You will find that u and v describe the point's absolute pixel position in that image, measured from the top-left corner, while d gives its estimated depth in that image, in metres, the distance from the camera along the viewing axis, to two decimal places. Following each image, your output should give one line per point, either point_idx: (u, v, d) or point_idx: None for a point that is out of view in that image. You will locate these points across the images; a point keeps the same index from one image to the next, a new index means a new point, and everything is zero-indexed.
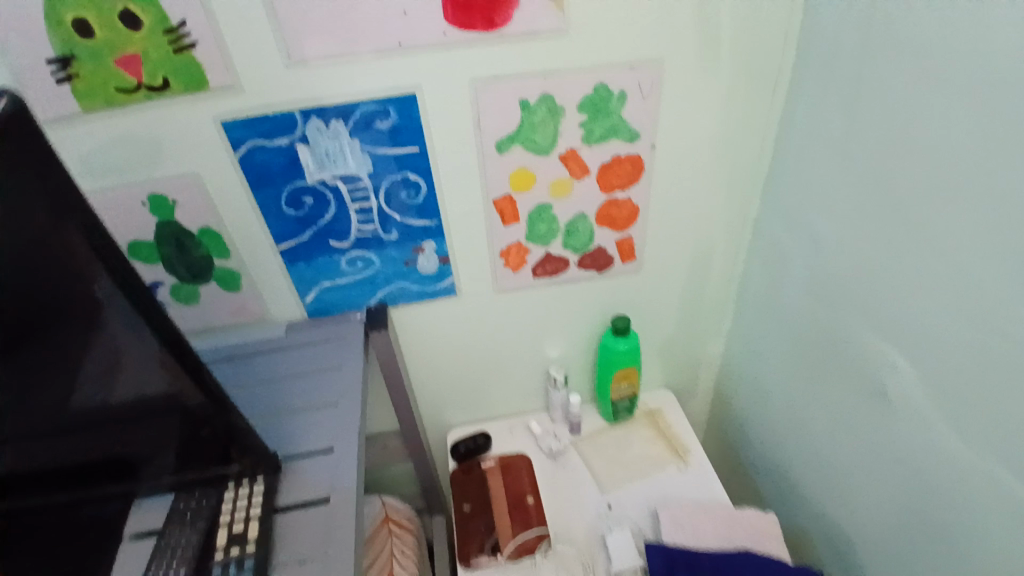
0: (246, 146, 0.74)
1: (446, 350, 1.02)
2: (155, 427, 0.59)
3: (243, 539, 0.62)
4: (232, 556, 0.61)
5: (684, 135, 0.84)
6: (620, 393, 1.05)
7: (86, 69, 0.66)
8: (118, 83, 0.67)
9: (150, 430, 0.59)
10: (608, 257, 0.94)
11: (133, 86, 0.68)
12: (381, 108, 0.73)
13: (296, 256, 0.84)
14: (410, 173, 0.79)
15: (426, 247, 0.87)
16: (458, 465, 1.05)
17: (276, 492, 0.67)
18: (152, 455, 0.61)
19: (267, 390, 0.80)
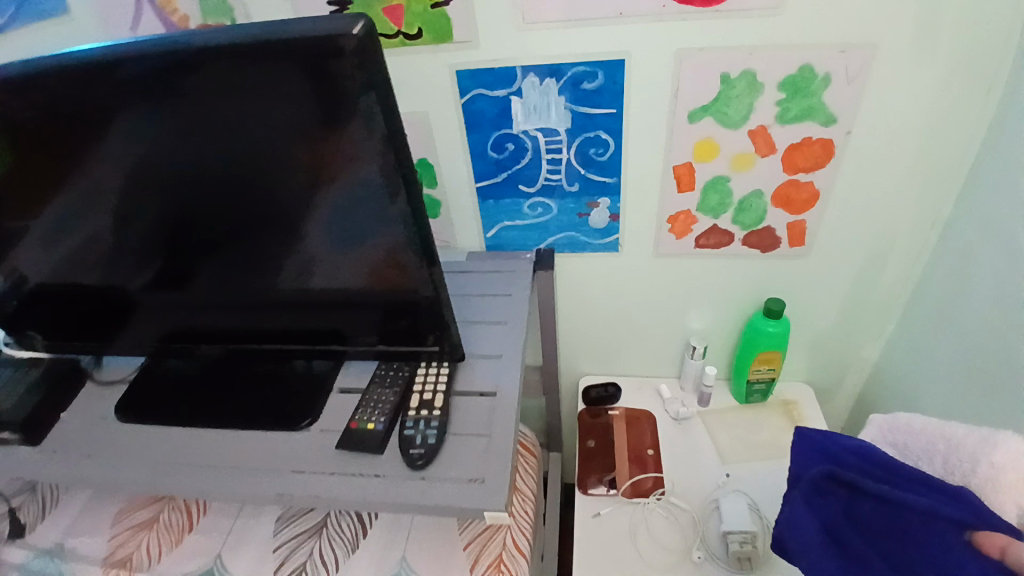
0: (469, 94, 0.86)
1: (595, 303, 1.11)
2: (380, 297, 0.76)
3: (431, 404, 0.75)
4: (422, 415, 0.74)
5: (883, 125, 0.82)
6: (759, 375, 1.07)
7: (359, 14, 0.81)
8: (382, 29, 0.82)
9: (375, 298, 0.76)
10: (775, 238, 0.95)
11: (393, 32, 0.82)
12: (590, 71, 0.82)
13: (488, 195, 0.97)
14: (602, 133, 0.87)
15: (600, 203, 0.95)
16: (587, 408, 1.14)
17: (455, 378, 0.80)
18: (369, 320, 0.78)
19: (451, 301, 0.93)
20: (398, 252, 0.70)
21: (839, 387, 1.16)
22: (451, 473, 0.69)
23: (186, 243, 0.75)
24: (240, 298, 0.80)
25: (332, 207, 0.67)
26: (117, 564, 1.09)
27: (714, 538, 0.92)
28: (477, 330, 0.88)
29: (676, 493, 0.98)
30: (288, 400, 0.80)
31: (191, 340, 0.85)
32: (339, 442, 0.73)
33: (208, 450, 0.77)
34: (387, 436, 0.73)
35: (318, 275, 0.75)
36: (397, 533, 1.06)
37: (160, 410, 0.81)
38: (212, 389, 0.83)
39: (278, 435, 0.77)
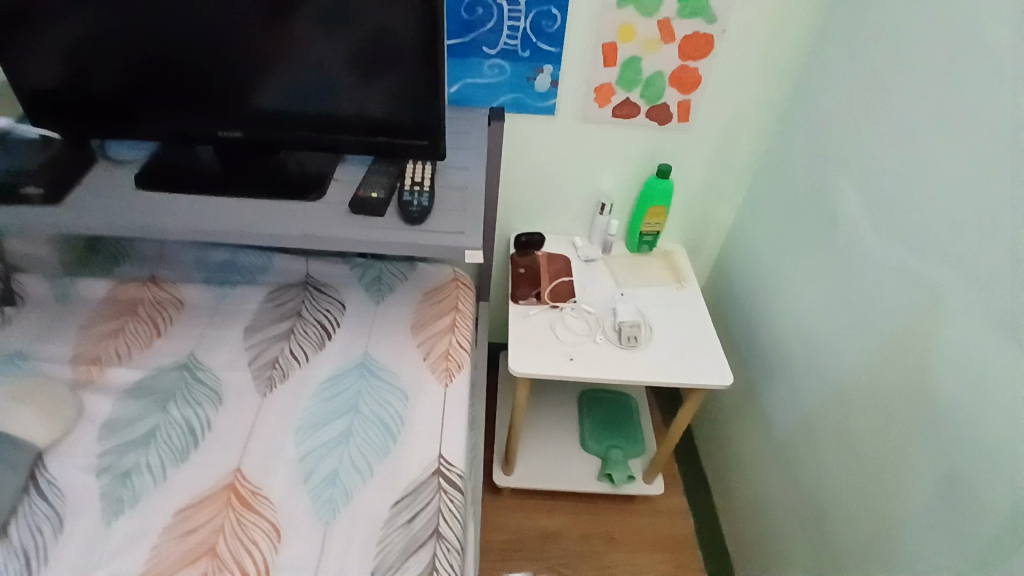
0: None
1: (530, 163, 1.37)
2: (382, 95, 0.95)
3: (420, 183, 0.97)
4: (414, 190, 0.95)
5: (743, 36, 1.17)
6: (649, 226, 1.41)
7: None
8: None
9: (378, 96, 0.95)
10: (668, 113, 1.27)
11: None
12: None
13: (455, 53, 1.19)
14: (552, 8, 1.13)
15: (545, 69, 1.20)
16: (517, 250, 1.42)
17: (435, 174, 1.01)
18: (369, 116, 0.97)
19: None
20: (404, 52, 0.91)
21: (704, 247, 1.54)
22: (441, 227, 0.92)
23: (218, 46, 0.91)
24: (253, 112, 0.97)
25: (351, 33, 0.89)
26: (86, 360, 1.18)
27: (611, 328, 1.26)
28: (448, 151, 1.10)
29: (585, 303, 1.31)
30: (295, 180, 0.99)
31: (197, 141, 1.00)
32: (349, 205, 0.93)
33: (231, 211, 0.93)
34: (387, 203, 0.94)
35: (329, 92, 0.95)
36: (359, 335, 1.28)
37: (182, 186, 0.96)
38: (225, 178, 1.00)
39: (287, 202, 0.95)
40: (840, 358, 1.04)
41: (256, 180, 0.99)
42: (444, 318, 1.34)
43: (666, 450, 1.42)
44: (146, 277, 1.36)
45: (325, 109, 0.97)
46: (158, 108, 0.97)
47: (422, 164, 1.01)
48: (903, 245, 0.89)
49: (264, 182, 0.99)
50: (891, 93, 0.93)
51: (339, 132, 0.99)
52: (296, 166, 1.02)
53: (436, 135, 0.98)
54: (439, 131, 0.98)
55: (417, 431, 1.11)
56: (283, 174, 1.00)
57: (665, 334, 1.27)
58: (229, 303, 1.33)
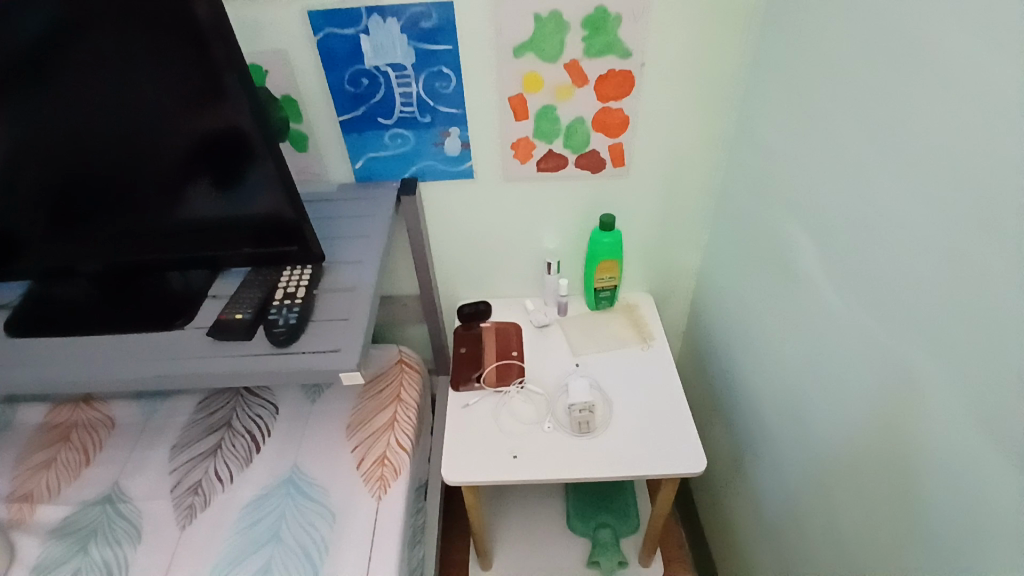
0: (322, 33, 0.98)
1: (462, 230, 1.25)
2: (245, 206, 0.85)
3: (291, 294, 0.86)
4: (285, 304, 0.84)
5: (667, 67, 1.02)
6: (602, 281, 1.26)
7: None
8: None
9: (241, 208, 0.85)
10: (600, 159, 1.13)
11: None
12: (423, 10, 0.95)
13: (351, 128, 1.08)
14: (443, 68, 1.01)
15: (451, 132, 1.08)
16: (461, 323, 1.29)
17: (319, 278, 0.91)
18: (236, 228, 0.88)
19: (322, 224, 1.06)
20: (255, 164, 0.80)
21: (672, 293, 1.38)
22: (313, 347, 0.80)
23: (59, 186, 0.82)
24: (146, 221, 0.87)
25: (194, 151, 0.80)
26: (18, 499, 1.11)
27: (561, 411, 1.10)
28: (343, 245, 1.00)
29: (534, 382, 1.16)
30: (166, 304, 0.89)
31: (77, 261, 0.90)
32: (210, 332, 0.82)
33: (89, 350, 0.83)
34: (253, 325, 0.83)
35: (225, 198, 0.84)
36: (290, 444, 1.16)
37: (43, 325, 0.87)
38: (108, 305, 0.91)
39: (151, 334, 0.85)
40: (825, 433, 0.88)
41: (126, 308, 0.90)
42: (383, 411, 1.21)
43: (654, 532, 1.25)
44: (80, 396, 1.29)
45: (189, 227, 0.88)
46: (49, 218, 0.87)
47: (301, 268, 0.91)
48: (872, 308, 0.73)
49: (132, 310, 0.89)
50: (833, 123, 0.77)
51: (209, 247, 0.89)
52: (171, 285, 0.92)
53: (310, 239, 0.88)
54: (313, 235, 0.87)
55: (345, 561, 0.98)
56: (154, 298, 0.90)
57: (629, 412, 1.10)
58: (157, 419, 1.24)
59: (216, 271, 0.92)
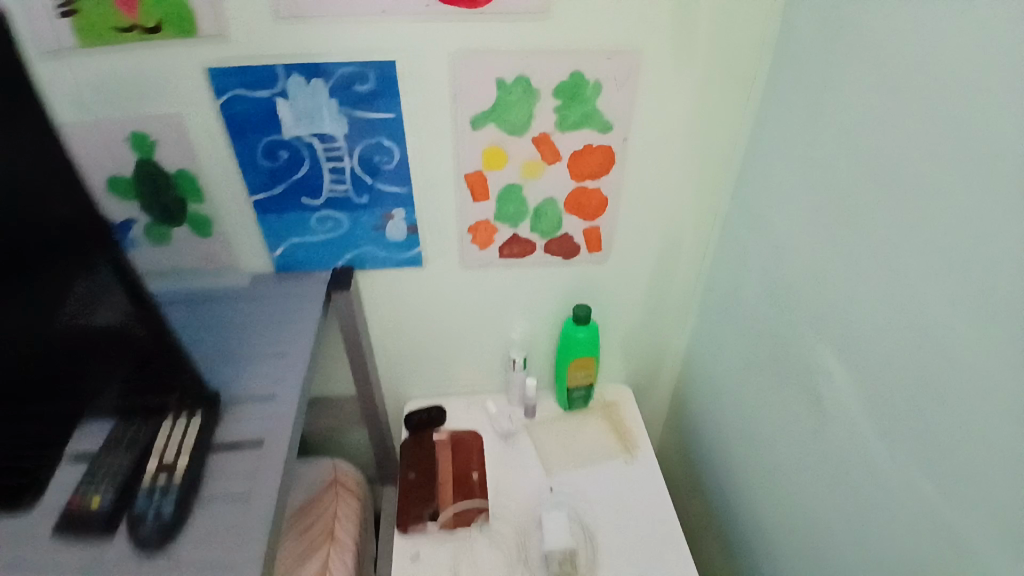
0: (227, 95, 0.76)
1: (410, 321, 1.04)
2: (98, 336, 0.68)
3: (169, 467, 0.66)
4: (159, 483, 0.65)
5: (654, 142, 0.86)
6: (577, 381, 1.07)
7: (89, 7, 0.69)
8: (115, 22, 0.70)
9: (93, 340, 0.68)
10: (574, 245, 0.96)
11: (128, 26, 0.70)
12: (357, 72, 0.76)
13: (267, 209, 0.86)
14: (384, 139, 0.81)
15: (395, 214, 0.89)
16: (411, 433, 1.07)
17: (213, 428, 0.71)
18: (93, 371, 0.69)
19: (226, 333, 0.83)
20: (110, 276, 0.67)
21: (655, 384, 1.21)
22: (198, 554, 0.60)
23: None
24: None
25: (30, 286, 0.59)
26: None
27: (536, 558, 0.90)
28: (252, 371, 0.78)
29: (501, 516, 0.95)
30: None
31: None
32: (52, 527, 0.61)
33: None
34: (116, 514, 0.63)
35: (93, 305, 0.67)
36: None
37: None
38: None
39: None
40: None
41: None
42: (311, 556, 0.97)
43: None
44: None
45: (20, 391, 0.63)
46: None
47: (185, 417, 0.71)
48: (931, 469, 0.58)
49: None
50: (873, 228, 0.62)
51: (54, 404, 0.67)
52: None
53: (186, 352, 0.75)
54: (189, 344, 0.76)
55: None
56: None
57: (616, 558, 0.90)
58: None
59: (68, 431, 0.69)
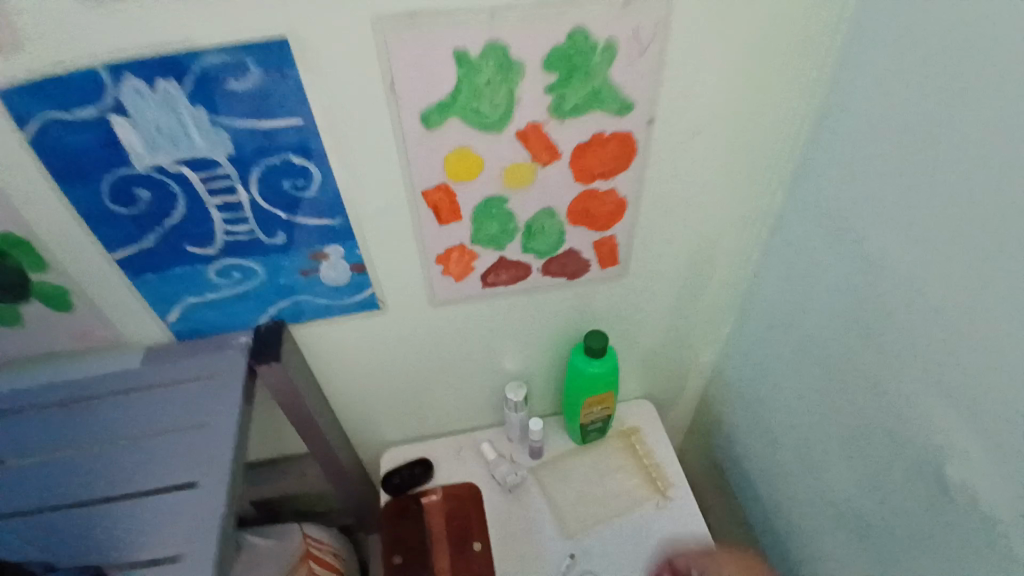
0: (31, 120, 0.48)
1: (375, 369, 0.81)
2: None
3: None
4: None
5: (689, 122, 0.60)
6: (592, 414, 0.86)
7: None
8: None
9: None
10: (582, 262, 0.71)
11: None
12: (231, 63, 0.47)
13: (143, 268, 0.60)
14: (293, 157, 0.54)
15: (329, 253, 0.62)
16: (393, 497, 0.86)
17: None
18: None
19: (106, 459, 0.58)
20: None
21: (680, 397, 1.01)
22: None
23: None
24: None
25: None
26: None
27: None
28: (138, 516, 0.54)
29: None
30: None
31: None
32: None
33: None
34: None
35: None
36: None
37: None
38: None
39: None
40: None
41: None
42: None
43: None
44: None
45: None
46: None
47: None
48: None
49: None
50: None
51: None
52: None
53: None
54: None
55: None
56: None
57: None
58: None
59: None
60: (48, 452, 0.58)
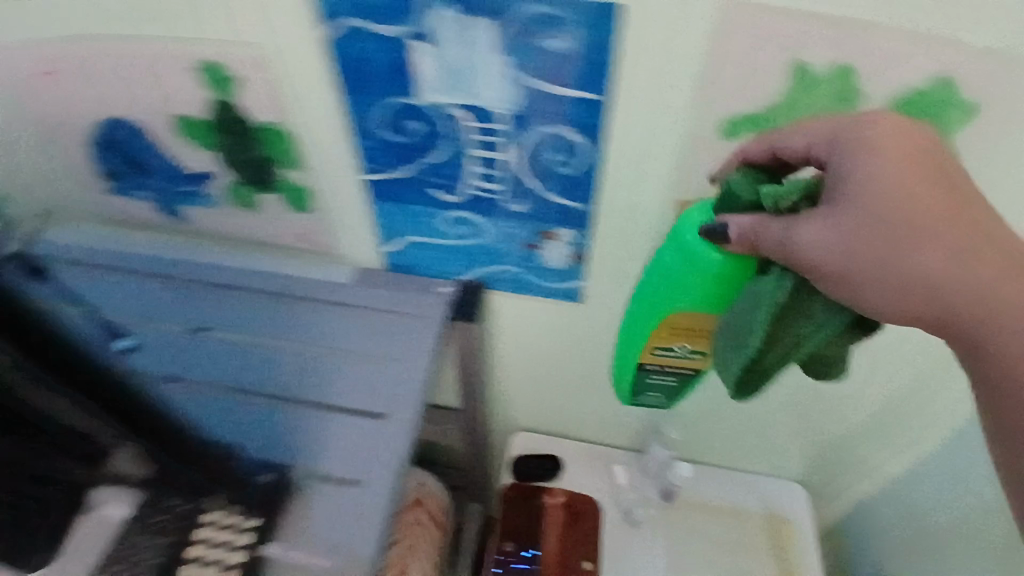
0: (338, 23, 0.48)
1: (541, 359, 0.78)
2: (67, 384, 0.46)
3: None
4: None
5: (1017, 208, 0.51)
6: (668, 357, 0.56)
7: None
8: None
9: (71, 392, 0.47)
10: None
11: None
12: (553, 15, 0.44)
13: (383, 196, 0.62)
14: (570, 132, 0.51)
15: (559, 234, 0.60)
16: (517, 484, 0.84)
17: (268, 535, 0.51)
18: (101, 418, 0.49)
19: (318, 365, 0.61)
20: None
21: (838, 497, 0.88)
22: None
23: None
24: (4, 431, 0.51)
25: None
26: None
27: None
28: (319, 423, 0.57)
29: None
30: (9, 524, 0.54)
31: None
32: None
33: None
34: None
35: None
36: None
37: None
38: None
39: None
40: None
41: None
42: None
43: None
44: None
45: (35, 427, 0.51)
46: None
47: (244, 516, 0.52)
48: None
49: None
50: None
51: (69, 452, 0.54)
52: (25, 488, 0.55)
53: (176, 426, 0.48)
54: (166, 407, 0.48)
55: None
56: None
57: None
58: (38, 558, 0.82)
59: (109, 471, 0.56)
60: (264, 343, 0.63)
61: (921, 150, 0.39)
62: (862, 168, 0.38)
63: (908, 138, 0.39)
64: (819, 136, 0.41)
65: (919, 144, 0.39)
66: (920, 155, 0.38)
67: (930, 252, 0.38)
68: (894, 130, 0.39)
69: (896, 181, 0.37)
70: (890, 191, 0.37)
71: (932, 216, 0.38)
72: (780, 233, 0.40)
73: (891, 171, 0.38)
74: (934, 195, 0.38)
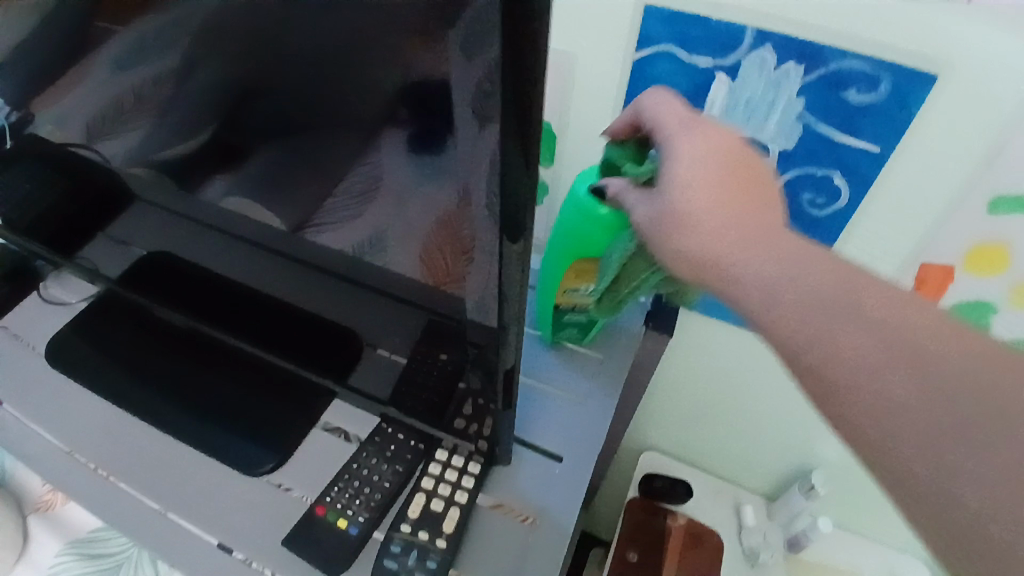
0: (657, 49, 0.59)
1: (700, 388, 0.81)
2: (365, 305, 0.53)
3: (438, 527, 0.53)
4: (418, 538, 0.52)
5: None
6: (576, 297, 0.61)
7: None
8: None
9: (365, 312, 0.54)
10: None
11: None
12: (866, 75, 0.54)
13: None
14: (835, 174, 0.60)
15: None
16: (643, 500, 0.86)
17: (484, 483, 0.57)
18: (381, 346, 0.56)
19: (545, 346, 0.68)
20: (337, 201, 0.46)
21: None
22: None
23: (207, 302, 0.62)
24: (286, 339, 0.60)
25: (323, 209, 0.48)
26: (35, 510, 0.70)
27: None
28: (537, 395, 0.64)
29: None
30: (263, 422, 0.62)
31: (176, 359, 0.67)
32: (291, 532, 0.54)
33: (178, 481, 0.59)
34: (364, 541, 0.53)
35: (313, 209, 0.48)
36: None
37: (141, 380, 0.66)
38: (206, 410, 0.63)
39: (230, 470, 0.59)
40: None
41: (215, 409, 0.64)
42: None
43: None
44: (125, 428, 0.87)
45: (311, 342, 0.59)
46: (143, 210, 0.62)
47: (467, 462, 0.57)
48: None
49: (232, 421, 0.63)
50: None
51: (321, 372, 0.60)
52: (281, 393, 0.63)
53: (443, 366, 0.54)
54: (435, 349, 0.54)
55: None
56: (252, 416, 0.63)
57: None
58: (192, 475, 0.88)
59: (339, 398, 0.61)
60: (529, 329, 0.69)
61: (741, 159, 0.45)
62: (677, 168, 0.44)
63: (732, 148, 0.44)
64: (680, 130, 0.46)
65: (749, 158, 0.45)
66: (733, 165, 0.44)
67: (853, 327, 0.37)
68: (708, 134, 0.45)
69: (690, 172, 0.44)
70: (691, 181, 0.43)
71: (718, 201, 0.43)
72: (634, 200, 0.48)
73: (701, 169, 0.44)
74: (738, 194, 0.43)
